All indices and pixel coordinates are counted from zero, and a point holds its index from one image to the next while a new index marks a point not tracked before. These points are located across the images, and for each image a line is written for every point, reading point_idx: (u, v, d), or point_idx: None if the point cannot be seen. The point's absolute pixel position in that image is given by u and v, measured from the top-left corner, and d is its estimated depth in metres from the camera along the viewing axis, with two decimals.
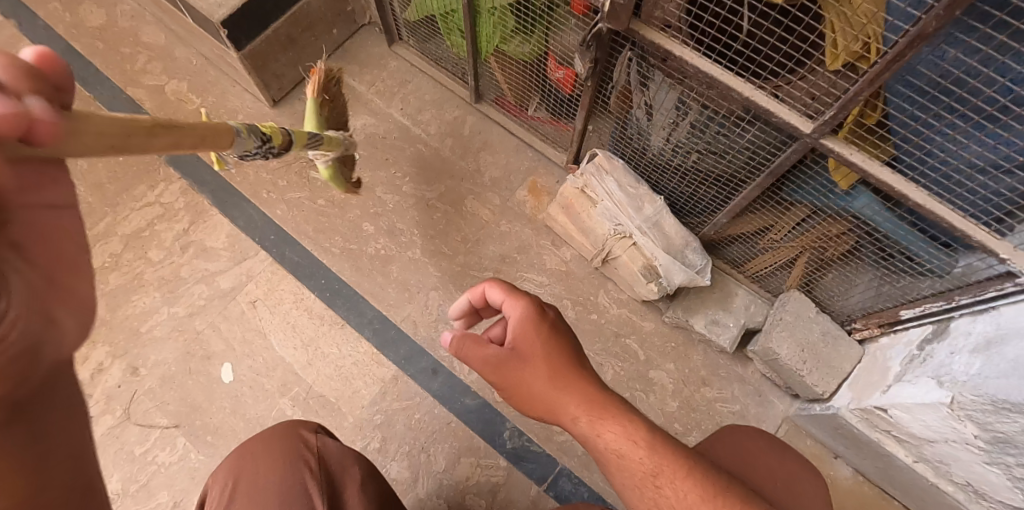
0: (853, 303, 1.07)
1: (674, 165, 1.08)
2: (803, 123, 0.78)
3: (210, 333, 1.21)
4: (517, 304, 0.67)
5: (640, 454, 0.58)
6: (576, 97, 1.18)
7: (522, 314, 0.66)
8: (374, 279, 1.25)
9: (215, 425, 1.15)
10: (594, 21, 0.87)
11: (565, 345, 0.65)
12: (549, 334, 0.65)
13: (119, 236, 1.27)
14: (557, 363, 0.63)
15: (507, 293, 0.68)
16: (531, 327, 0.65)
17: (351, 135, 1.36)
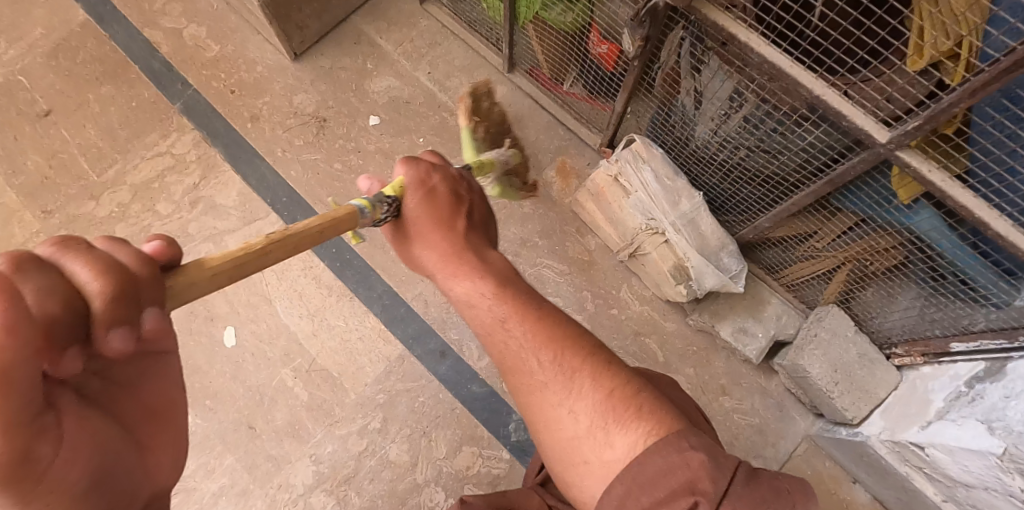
0: (895, 325, 0.99)
1: (718, 160, 0.99)
2: (879, 131, 0.69)
3: (215, 294, 1.16)
4: (405, 166, 0.66)
5: (509, 325, 0.61)
6: (617, 76, 1.09)
7: (413, 178, 0.65)
8: (386, 252, 1.19)
9: (214, 389, 1.12)
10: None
11: (445, 212, 0.66)
12: (430, 200, 0.66)
13: (128, 185, 1.23)
14: (432, 222, 0.66)
15: (409, 162, 0.66)
16: (415, 188, 0.65)
17: (374, 96, 1.28)
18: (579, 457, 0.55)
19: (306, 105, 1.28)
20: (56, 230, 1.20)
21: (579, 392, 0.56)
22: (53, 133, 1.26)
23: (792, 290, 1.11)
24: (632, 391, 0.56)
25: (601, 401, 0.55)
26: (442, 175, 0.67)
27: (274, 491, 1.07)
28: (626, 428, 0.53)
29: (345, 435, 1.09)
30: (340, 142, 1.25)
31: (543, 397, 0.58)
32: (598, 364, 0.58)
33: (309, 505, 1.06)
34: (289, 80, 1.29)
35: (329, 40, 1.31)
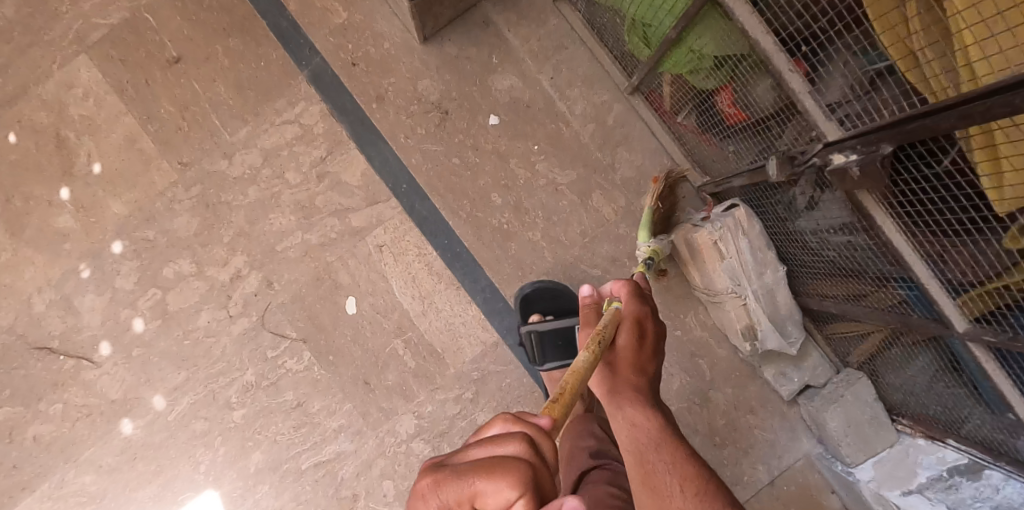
0: (902, 400, 1.22)
1: (808, 247, 1.12)
2: (959, 323, 0.85)
3: (339, 266, 1.32)
4: (633, 302, 0.81)
5: (656, 448, 0.65)
6: (738, 135, 1.14)
7: (633, 312, 0.80)
8: (492, 250, 1.33)
9: (337, 347, 1.32)
10: (813, 160, 0.85)
11: (644, 351, 0.77)
12: (639, 341, 0.77)
13: (259, 149, 1.31)
14: (632, 360, 0.75)
15: (631, 294, 0.82)
16: (631, 323, 0.77)
17: (496, 94, 1.33)
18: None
19: (430, 92, 1.32)
20: (193, 184, 1.31)
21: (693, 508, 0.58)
22: (184, 83, 1.31)
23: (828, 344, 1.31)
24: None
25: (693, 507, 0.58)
26: (651, 324, 0.80)
27: (384, 434, 1.33)
28: None
29: (445, 399, 1.32)
30: (460, 136, 1.33)
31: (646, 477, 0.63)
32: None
33: (410, 449, 1.32)
34: (416, 63, 1.32)
35: (458, 25, 1.32)
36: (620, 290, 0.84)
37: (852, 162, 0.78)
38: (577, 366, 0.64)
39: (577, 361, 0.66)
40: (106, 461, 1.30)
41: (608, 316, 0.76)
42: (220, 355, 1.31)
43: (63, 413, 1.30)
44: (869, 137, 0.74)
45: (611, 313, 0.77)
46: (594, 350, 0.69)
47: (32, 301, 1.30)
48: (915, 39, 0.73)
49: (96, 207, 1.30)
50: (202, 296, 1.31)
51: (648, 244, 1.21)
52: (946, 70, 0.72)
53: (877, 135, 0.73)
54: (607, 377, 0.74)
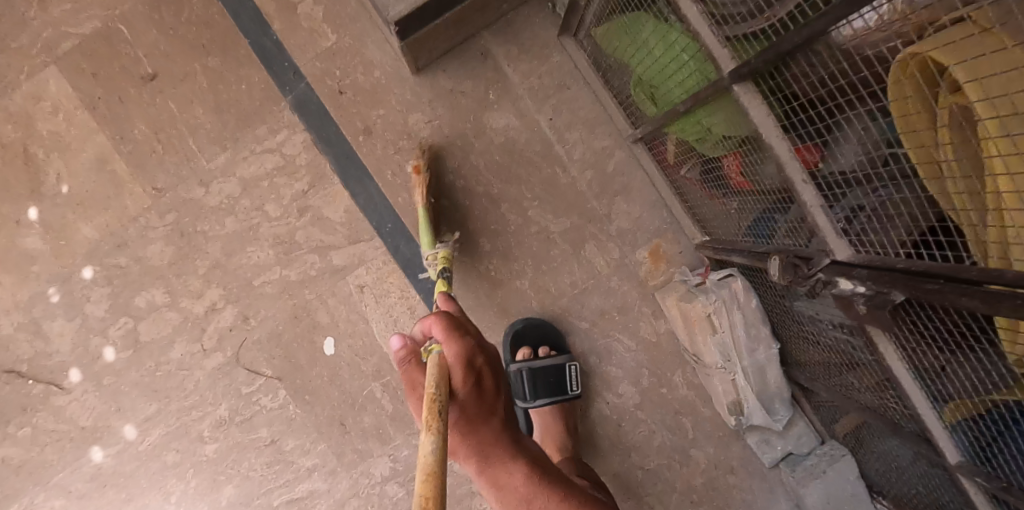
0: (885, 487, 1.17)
1: (802, 334, 1.06)
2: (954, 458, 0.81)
3: (319, 304, 1.27)
4: (451, 345, 0.72)
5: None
6: (743, 200, 1.07)
7: (460, 353, 0.71)
8: (478, 297, 1.28)
9: (313, 387, 1.29)
10: (815, 273, 0.79)
11: (490, 391, 0.72)
12: (477, 383, 0.71)
13: (238, 179, 1.25)
14: (479, 412, 0.70)
15: (447, 329, 0.74)
16: (462, 368, 0.70)
17: (491, 133, 1.25)
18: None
19: (421, 128, 1.25)
20: (168, 211, 1.25)
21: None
22: (159, 102, 1.23)
23: (814, 416, 1.25)
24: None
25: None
26: (485, 355, 0.74)
27: (358, 476, 1.30)
28: None
29: (421, 444, 1.30)
30: (450, 176, 1.26)
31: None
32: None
33: (384, 491, 1.31)
34: (407, 95, 1.24)
35: (454, 56, 1.23)
36: (433, 328, 0.75)
37: (860, 294, 0.72)
38: (427, 455, 0.56)
39: (424, 455, 0.56)
40: (76, 487, 1.29)
41: (436, 373, 0.66)
42: (194, 389, 1.28)
43: (32, 437, 1.28)
44: (882, 274, 0.68)
45: (436, 370, 0.67)
46: (439, 428, 0.60)
47: (0, 323, 1.26)
48: (948, 169, 0.64)
49: (66, 229, 1.24)
50: (176, 328, 1.27)
51: (435, 251, 1.16)
52: (974, 192, 0.62)
53: (890, 279, 0.66)
54: (461, 437, 0.69)
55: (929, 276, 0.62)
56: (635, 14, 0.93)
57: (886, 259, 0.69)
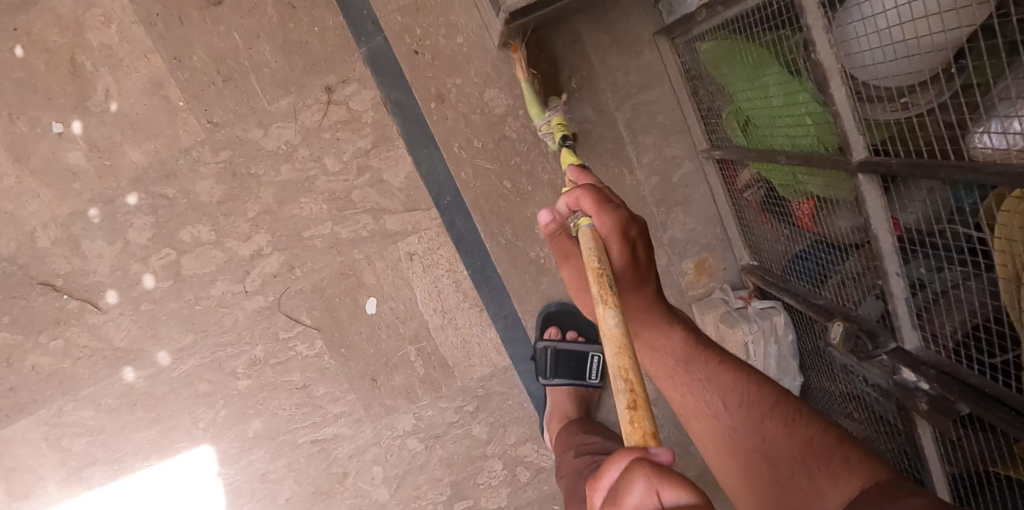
0: None
1: (828, 373, 1.13)
2: None
3: (366, 265, 1.28)
4: (603, 217, 0.76)
5: (716, 389, 0.75)
6: (800, 240, 1.09)
7: (613, 224, 0.75)
8: (523, 280, 1.30)
9: (350, 342, 1.31)
10: (879, 352, 0.86)
11: (642, 265, 0.78)
12: (630, 253, 0.76)
13: (298, 125, 1.21)
14: (631, 277, 0.76)
15: (594, 205, 0.77)
16: (618, 239, 0.75)
17: (565, 122, 1.23)
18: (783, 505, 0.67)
19: (495, 104, 1.22)
20: (222, 148, 1.20)
21: (773, 444, 0.70)
22: (223, 31, 1.16)
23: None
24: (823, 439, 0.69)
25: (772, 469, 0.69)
26: (636, 228, 0.77)
27: (382, 428, 1.36)
28: (835, 479, 0.64)
29: (446, 407, 1.35)
30: (516, 159, 1.24)
31: (714, 429, 0.74)
32: (780, 426, 0.71)
33: (404, 445, 1.36)
34: (487, 68, 1.21)
35: (540, 37, 1.20)
36: (581, 203, 0.78)
37: (924, 390, 0.79)
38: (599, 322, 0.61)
39: (607, 326, 0.58)
40: (106, 402, 1.31)
41: (593, 244, 0.71)
42: (232, 326, 1.29)
43: (64, 350, 1.28)
44: (951, 384, 0.75)
45: (590, 239, 0.72)
46: (614, 300, 0.62)
47: (36, 236, 1.22)
48: None
49: (113, 150, 1.19)
50: (219, 267, 1.26)
51: (548, 121, 1.10)
52: None
53: (960, 392, 0.73)
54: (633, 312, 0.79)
55: (1000, 401, 0.69)
56: (757, 51, 0.89)
57: (958, 368, 0.76)
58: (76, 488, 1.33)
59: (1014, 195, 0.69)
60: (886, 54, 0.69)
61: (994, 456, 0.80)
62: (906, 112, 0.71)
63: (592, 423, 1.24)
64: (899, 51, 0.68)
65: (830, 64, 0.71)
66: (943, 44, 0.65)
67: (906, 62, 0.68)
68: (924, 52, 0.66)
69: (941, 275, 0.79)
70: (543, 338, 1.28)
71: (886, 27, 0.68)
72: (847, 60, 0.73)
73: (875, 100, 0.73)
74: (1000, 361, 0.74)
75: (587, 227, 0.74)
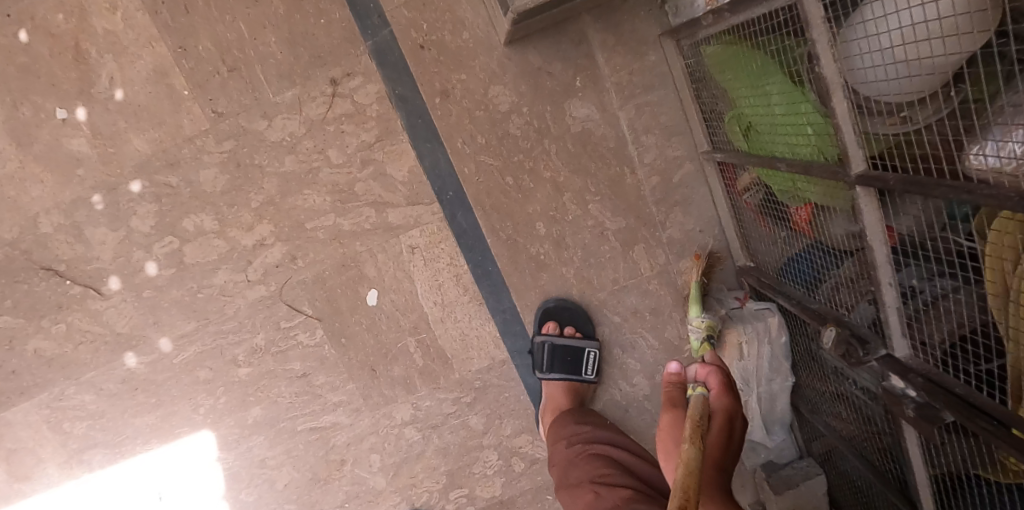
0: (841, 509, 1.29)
1: (818, 374, 1.16)
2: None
3: (367, 257, 1.29)
4: (720, 397, 0.81)
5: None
6: (797, 245, 1.11)
7: (724, 407, 0.80)
8: (522, 276, 1.31)
9: (351, 332, 1.33)
10: (869, 358, 0.89)
11: (731, 453, 0.77)
12: (728, 439, 0.77)
13: (302, 117, 1.21)
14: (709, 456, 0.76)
15: (723, 386, 0.82)
16: (723, 420, 0.78)
17: (569, 121, 1.24)
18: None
19: (500, 101, 1.23)
20: (226, 138, 1.21)
21: None
22: (229, 21, 1.17)
23: (798, 429, 1.35)
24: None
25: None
26: (741, 424, 0.80)
27: (380, 417, 1.38)
28: None
29: (443, 399, 1.37)
30: (519, 156, 1.25)
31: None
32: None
33: (402, 434, 1.39)
34: (492, 64, 1.21)
35: (546, 35, 1.20)
36: (706, 376, 0.84)
37: (911, 397, 0.82)
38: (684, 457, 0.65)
39: (687, 458, 0.66)
40: (107, 387, 1.32)
41: (698, 403, 0.77)
42: (233, 315, 1.30)
43: (66, 334, 1.29)
44: (937, 392, 0.77)
45: (702, 403, 0.77)
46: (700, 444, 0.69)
47: (39, 222, 1.22)
48: (1015, 299, 0.70)
49: (117, 137, 1.20)
50: (221, 256, 1.27)
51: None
52: None
53: (945, 400, 0.76)
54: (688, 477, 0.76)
55: (983, 411, 0.72)
56: (762, 59, 0.91)
57: (944, 376, 0.79)
58: (77, 470, 1.35)
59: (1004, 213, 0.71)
60: (889, 72, 0.71)
61: (975, 458, 0.83)
62: (905, 126, 0.72)
63: (587, 415, 1.25)
64: (902, 71, 0.69)
65: (833, 78, 0.73)
66: (943, 67, 0.66)
67: (907, 82, 0.70)
68: (925, 74, 0.67)
69: (932, 283, 0.82)
70: (541, 333, 1.30)
71: (890, 47, 0.69)
72: (850, 75, 0.74)
73: (875, 113, 0.74)
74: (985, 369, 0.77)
75: (700, 393, 0.80)
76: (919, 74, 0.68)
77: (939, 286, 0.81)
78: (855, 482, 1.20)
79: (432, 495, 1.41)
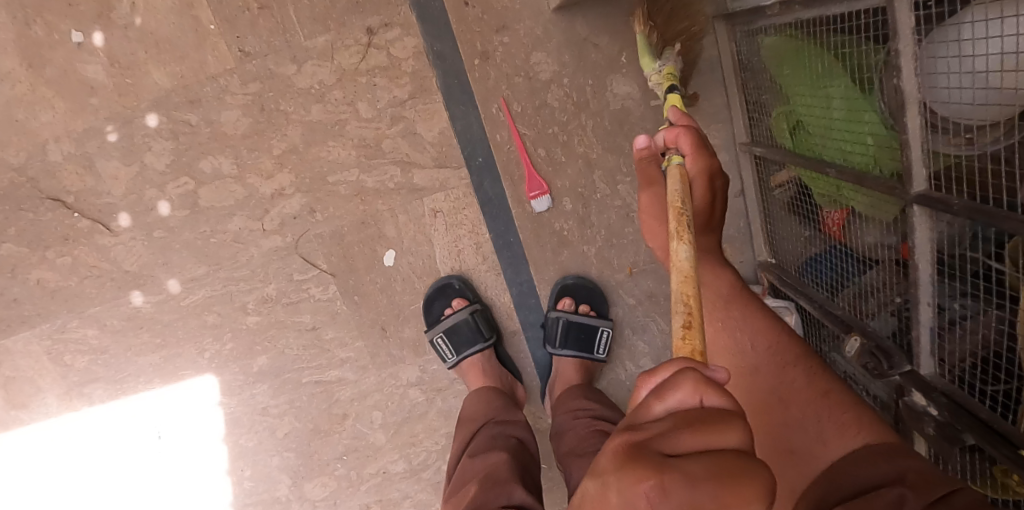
0: None
1: (829, 375, 1.17)
2: None
3: (388, 217, 1.26)
4: (697, 160, 0.84)
5: (727, 311, 0.80)
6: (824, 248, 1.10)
7: (702, 171, 0.84)
8: (543, 249, 1.29)
9: (365, 291, 1.30)
10: (891, 372, 0.91)
11: (711, 211, 0.86)
12: (710, 200, 0.85)
13: (334, 65, 1.16)
14: (701, 222, 0.85)
15: (695, 146, 0.85)
16: (705, 183, 0.84)
17: (609, 97, 1.21)
18: (782, 441, 0.69)
19: (540, 69, 1.19)
20: (252, 80, 1.16)
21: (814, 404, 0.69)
22: None
23: None
24: (841, 393, 0.70)
25: (776, 365, 0.74)
26: (719, 182, 0.86)
27: (386, 376, 1.37)
28: (847, 434, 0.65)
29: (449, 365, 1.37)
30: (554, 128, 1.22)
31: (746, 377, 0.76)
32: (801, 375, 0.73)
33: (406, 394, 1.39)
34: (537, 30, 1.17)
35: (596, 5, 1.16)
36: (678, 140, 0.86)
37: (932, 415, 0.84)
38: (678, 258, 0.65)
39: (681, 260, 0.64)
40: (111, 323, 1.30)
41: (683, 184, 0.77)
42: (246, 263, 1.27)
43: (70, 268, 1.25)
44: (961, 415, 0.79)
45: (682, 172, 0.80)
46: (689, 240, 0.68)
47: (48, 148, 1.18)
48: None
49: (135, 68, 1.15)
50: (238, 202, 1.23)
51: (659, 70, 1.06)
52: None
53: (968, 424, 0.78)
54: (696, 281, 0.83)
55: (1004, 439, 0.74)
56: (827, 59, 0.88)
57: (967, 400, 0.80)
58: (77, 403, 1.34)
59: None
60: (975, 96, 0.69)
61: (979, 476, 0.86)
62: (970, 147, 0.70)
63: (597, 391, 1.24)
64: (992, 96, 0.68)
65: (911, 94, 0.70)
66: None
67: (993, 109, 0.69)
68: (1016, 104, 0.67)
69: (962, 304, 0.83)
70: (556, 308, 1.28)
71: (986, 71, 0.67)
72: (930, 92, 0.71)
73: (942, 131, 0.72)
74: (1003, 391, 0.78)
75: (678, 164, 0.82)
76: (1009, 102, 0.67)
77: (966, 306, 0.81)
78: None
79: (429, 455, 1.42)
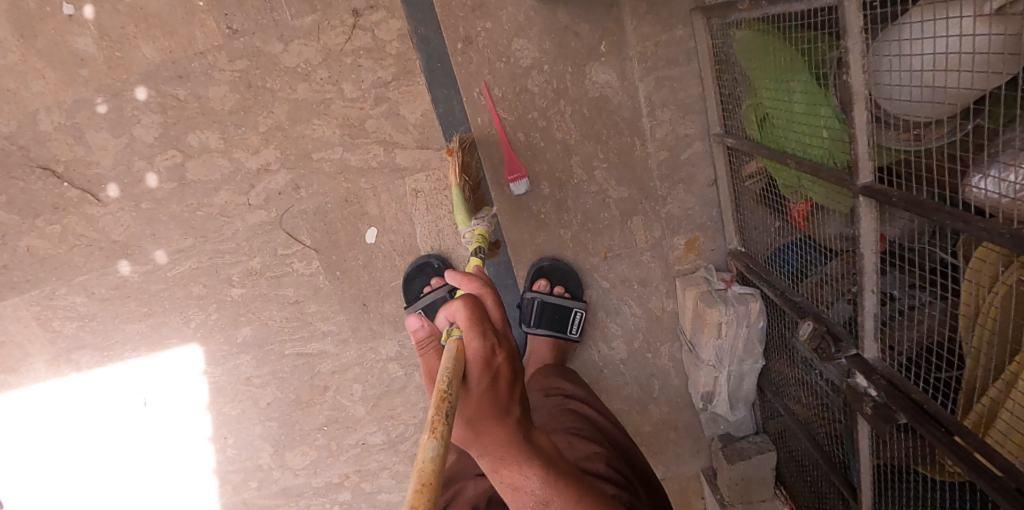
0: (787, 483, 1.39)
1: (790, 361, 1.22)
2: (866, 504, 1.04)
3: (370, 195, 1.29)
4: (473, 339, 0.66)
5: None
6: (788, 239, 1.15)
7: (480, 352, 0.65)
8: (521, 231, 1.33)
9: (347, 266, 1.34)
10: (838, 355, 0.95)
11: (505, 393, 0.66)
12: (494, 387, 0.65)
13: (320, 45, 1.19)
14: (491, 403, 0.64)
15: (466, 315, 0.68)
16: (480, 367, 0.65)
17: (588, 85, 1.24)
18: None
19: (522, 55, 1.22)
20: (238, 57, 1.19)
21: None
22: None
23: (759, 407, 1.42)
24: None
25: None
26: (503, 355, 0.67)
27: (366, 350, 1.42)
28: None
29: None
30: (534, 113, 1.25)
31: None
32: None
33: (385, 369, 1.43)
34: (519, 17, 1.20)
35: None
36: (456, 312, 0.69)
37: (872, 396, 0.90)
38: (424, 463, 0.52)
39: (422, 458, 0.52)
40: (99, 291, 1.33)
41: (453, 366, 0.64)
42: (231, 236, 1.31)
43: (60, 236, 1.29)
44: (898, 396, 0.84)
45: (449, 352, 0.66)
46: (442, 431, 0.56)
47: (38, 118, 1.21)
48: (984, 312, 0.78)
49: (125, 41, 1.18)
50: (224, 176, 1.26)
51: (471, 229, 1.16)
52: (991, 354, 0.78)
53: (903, 403, 0.83)
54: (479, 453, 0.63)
55: (934, 419, 0.79)
56: (791, 53, 0.91)
57: (904, 382, 0.86)
58: (65, 369, 1.38)
59: (984, 245, 0.77)
60: (911, 93, 0.73)
61: (918, 455, 0.91)
62: (916, 143, 0.75)
63: (568, 369, 1.29)
64: (925, 94, 0.73)
65: (858, 91, 0.74)
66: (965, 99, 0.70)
67: (928, 107, 0.73)
68: (947, 102, 0.71)
69: (910, 293, 0.88)
70: (532, 289, 1.32)
71: (920, 70, 0.72)
72: (875, 88, 0.76)
73: (891, 126, 0.77)
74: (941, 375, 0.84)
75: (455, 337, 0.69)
76: (941, 100, 0.72)
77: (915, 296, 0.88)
78: (802, 460, 1.29)
79: (407, 427, 1.47)
